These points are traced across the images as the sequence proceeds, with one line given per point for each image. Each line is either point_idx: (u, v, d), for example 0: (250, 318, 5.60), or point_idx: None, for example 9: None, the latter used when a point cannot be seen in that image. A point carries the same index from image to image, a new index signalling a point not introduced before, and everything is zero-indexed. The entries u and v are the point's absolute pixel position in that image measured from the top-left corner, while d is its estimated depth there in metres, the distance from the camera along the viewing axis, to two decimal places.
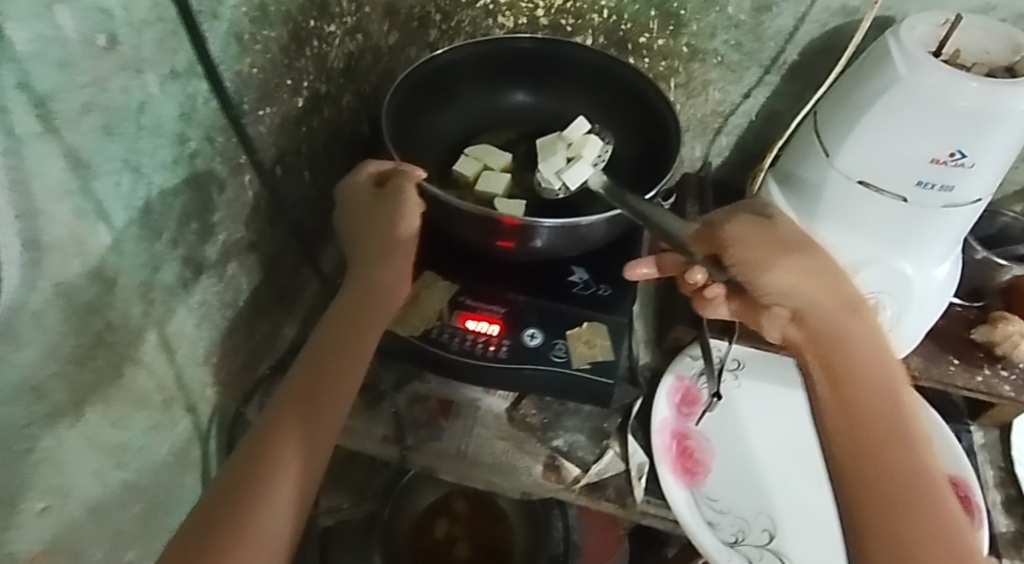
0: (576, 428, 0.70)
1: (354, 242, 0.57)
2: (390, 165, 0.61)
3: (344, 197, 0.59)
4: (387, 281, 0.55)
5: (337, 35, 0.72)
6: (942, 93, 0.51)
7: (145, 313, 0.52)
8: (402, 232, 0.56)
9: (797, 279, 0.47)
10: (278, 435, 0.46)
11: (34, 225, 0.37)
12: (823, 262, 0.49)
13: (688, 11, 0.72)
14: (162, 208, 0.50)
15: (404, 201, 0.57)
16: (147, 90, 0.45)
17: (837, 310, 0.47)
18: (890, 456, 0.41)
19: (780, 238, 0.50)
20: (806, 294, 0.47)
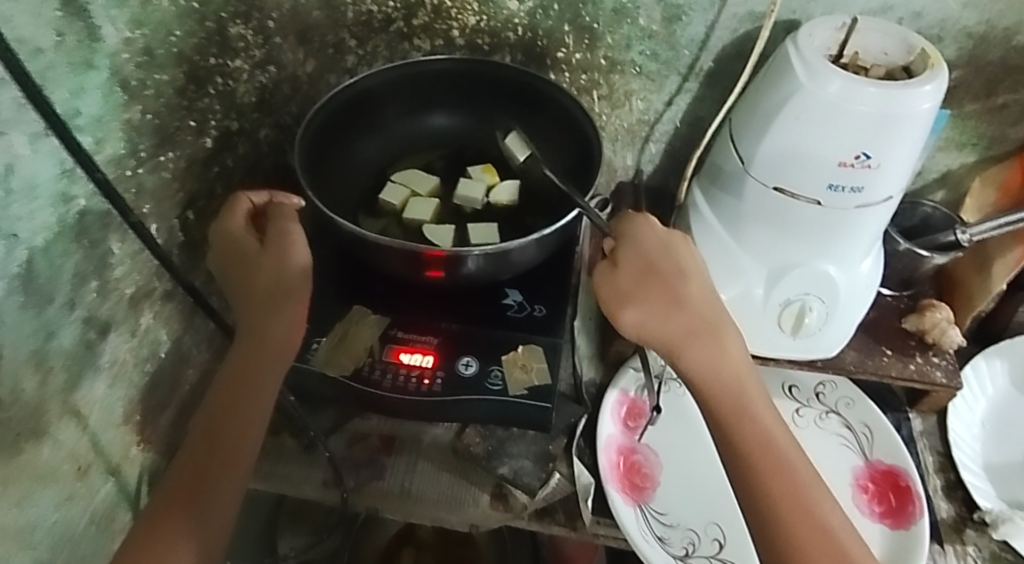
0: (521, 454, 0.67)
1: (236, 289, 0.55)
2: (264, 195, 0.60)
3: (220, 240, 0.57)
4: (278, 327, 0.54)
5: (245, 70, 0.69)
6: (840, 99, 0.53)
7: (41, 383, 0.51)
8: (291, 273, 0.55)
9: (647, 317, 0.52)
10: (180, 490, 0.49)
11: None
12: (674, 288, 0.53)
13: (600, 24, 0.72)
14: (47, 272, 0.49)
15: (289, 249, 0.55)
16: (14, 151, 0.44)
17: (686, 337, 0.51)
18: (756, 468, 0.47)
19: (627, 277, 0.54)
20: (656, 332, 0.52)
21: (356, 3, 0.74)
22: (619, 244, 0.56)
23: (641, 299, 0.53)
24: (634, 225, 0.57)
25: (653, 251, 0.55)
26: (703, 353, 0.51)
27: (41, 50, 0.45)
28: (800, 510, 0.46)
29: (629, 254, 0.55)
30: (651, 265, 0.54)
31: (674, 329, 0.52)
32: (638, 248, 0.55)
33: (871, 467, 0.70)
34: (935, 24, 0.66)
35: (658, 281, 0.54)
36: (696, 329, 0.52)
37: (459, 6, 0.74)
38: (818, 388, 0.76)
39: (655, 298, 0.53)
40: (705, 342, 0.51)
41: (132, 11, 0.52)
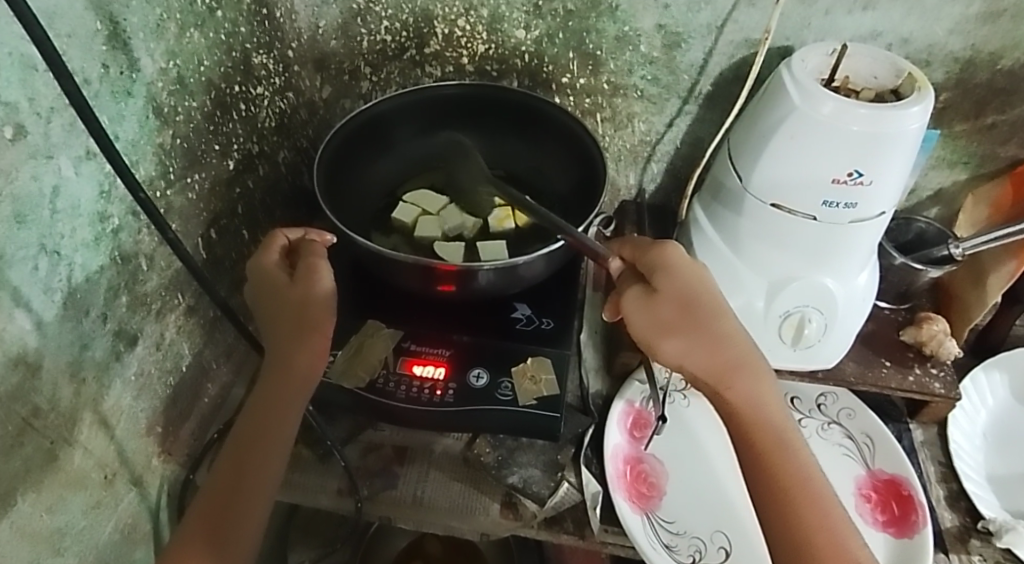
0: (530, 463, 0.68)
1: (264, 320, 0.54)
2: (298, 233, 0.59)
3: (253, 273, 0.56)
4: (300, 361, 0.53)
5: (265, 96, 0.73)
6: (832, 119, 0.56)
7: (75, 393, 0.54)
8: (317, 311, 0.53)
9: (690, 350, 0.50)
10: (210, 518, 0.51)
11: None
12: (716, 322, 0.51)
13: (603, 51, 0.76)
14: (84, 287, 0.53)
15: (314, 287, 0.53)
16: (60, 173, 0.48)
17: (731, 372, 0.50)
18: (795, 505, 0.49)
19: (674, 309, 0.50)
20: (702, 369, 0.50)
21: (370, 32, 0.78)
22: (654, 269, 0.51)
23: (687, 334, 0.50)
24: (667, 250, 0.52)
25: (690, 279, 0.51)
26: (748, 390, 0.50)
27: (88, 79, 0.48)
28: (833, 544, 0.48)
29: (669, 283, 0.50)
30: (693, 297, 0.50)
31: (722, 366, 0.50)
32: (678, 277, 0.51)
33: (873, 476, 0.71)
34: (922, 49, 0.70)
35: (700, 314, 0.50)
36: (739, 365, 0.51)
37: (470, 34, 0.78)
38: (819, 399, 0.78)
39: (701, 335, 0.50)
40: (749, 379, 0.51)
41: (166, 43, 0.56)
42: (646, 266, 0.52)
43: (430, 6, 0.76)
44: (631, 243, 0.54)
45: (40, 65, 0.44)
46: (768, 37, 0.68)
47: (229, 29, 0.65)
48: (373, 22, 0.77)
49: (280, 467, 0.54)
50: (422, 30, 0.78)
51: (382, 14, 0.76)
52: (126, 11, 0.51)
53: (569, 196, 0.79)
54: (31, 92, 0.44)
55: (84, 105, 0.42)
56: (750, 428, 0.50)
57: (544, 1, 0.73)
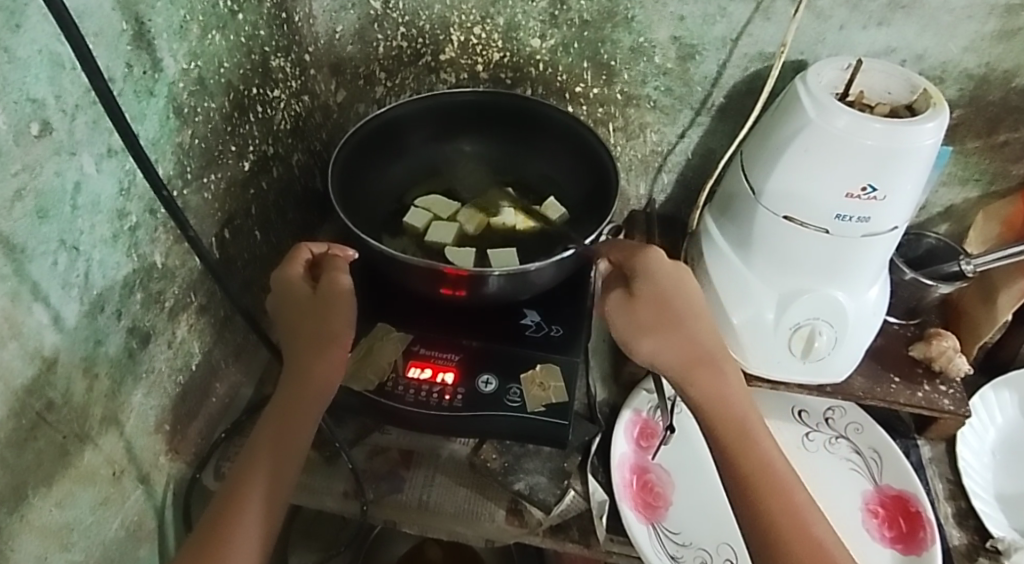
0: (536, 470, 0.69)
1: (287, 330, 0.58)
2: (322, 248, 0.63)
3: (277, 285, 0.59)
4: (320, 368, 0.55)
5: (281, 98, 0.74)
6: (847, 134, 0.57)
7: (88, 388, 0.54)
8: (340, 319, 0.57)
9: (662, 347, 0.53)
10: (224, 518, 0.50)
11: None
12: (687, 321, 0.54)
13: (617, 61, 0.76)
14: (101, 283, 0.53)
15: (335, 296, 0.57)
16: (82, 170, 0.48)
17: (700, 367, 0.53)
18: (758, 496, 0.48)
19: (648, 309, 0.54)
20: (673, 361, 0.53)
21: (387, 38, 0.79)
22: (635, 274, 0.56)
23: (662, 332, 0.53)
24: (649, 255, 0.56)
25: (667, 280, 0.55)
26: (712, 382, 0.52)
27: (113, 78, 0.49)
28: (800, 535, 0.47)
29: (646, 286, 0.55)
30: (665, 298, 0.54)
31: (688, 359, 0.53)
32: (655, 280, 0.54)
33: (881, 492, 0.71)
34: (936, 66, 0.70)
35: (672, 315, 0.54)
36: (707, 360, 0.53)
37: (485, 42, 0.78)
38: (827, 413, 0.78)
39: (671, 332, 0.53)
40: (713, 372, 0.53)
41: (189, 44, 0.57)
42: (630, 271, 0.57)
43: (447, 13, 0.76)
44: (622, 249, 0.59)
45: (68, 63, 0.45)
46: (783, 51, 0.68)
47: (249, 32, 0.66)
48: (390, 28, 0.78)
49: (297, 473, 0.54)
50: (438, 36, 0.79)
51: (399, 20, 0.78)
52: (152, 12, 0.52)
53: (580, 205, 0.80)
54: (58, 89, 0.44)
55: (112, 102, 0.43)
56: (714, 418, 0.51)
57: (561, 11, 0.73)
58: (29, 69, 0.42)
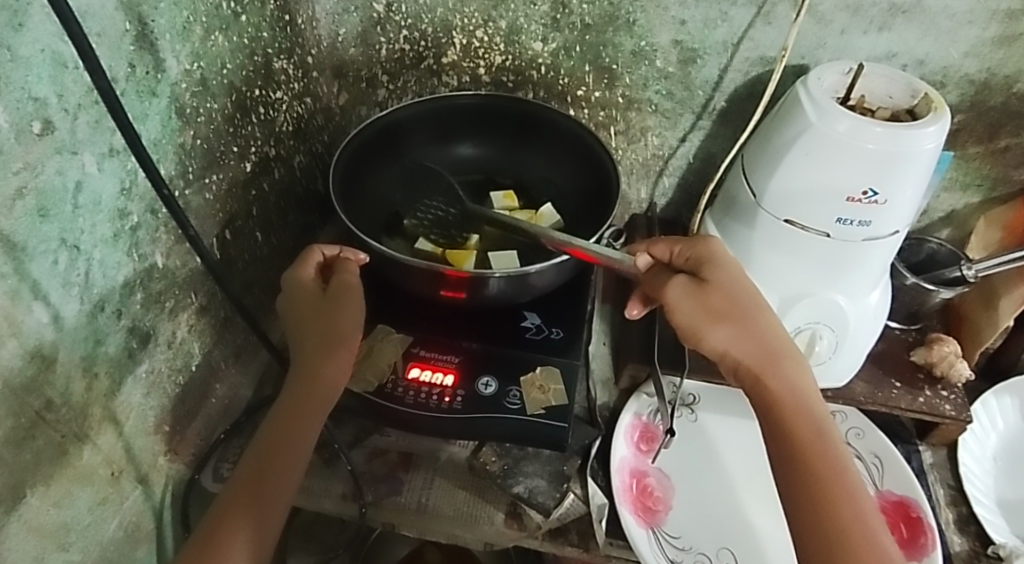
0: (536, 473, 0.68)
1: (294, 331, 0.58)
2: (334, 250, 0.63)
3: (289, 287, 0.60)
4: (329, 371, 0.55)
5: (284, 100, 0.75)
6: (848, 138, 0.57)
7: (88, 387, 0.54)
8: (348, 321, 0.57)
9: (731, 338, 0.54)
10: (231, 514, 0.51)
11: None
12: (757, 314, 0.55)
13: (619, 65, 0.76)
14: (103, 282, 0.53)
15: (347, 300, 0.58)
16: (84, 170, 0.49)
17: (770, 360, 0.54)
18: (824, 487, 0.49)
19: (721, 297, 0.55)
20: (740, 351, 0.54)
21: (389, 41, 0.80)
22: (700, 263, 0.57)
23: (733, 323, 0.54)
24: (714, 247, 0.58)
25: (734, 275, 0.56)
26: (788, 374, 0.53)
27: (115, 78, 0.49)
28: (864, 534, 0.47)
29: (716, 277, 0.56)
30: (734, 288, 0.55)
31: (762, 351, 0.54)
32: (722, 270, 0.56)
33: (882, 498, 0.70)
34: (937, 71, 0.70)
35: (745, 309, 0.55)
36: (779, 352, 0.54)
37: (488, 45, 0.79)
38: (830, 417, 0.76)
39: (742, 325, 0.54)
40: (785, 366, 0.54)
41: (192, 45, 0.57)
42: (692, 260, 0.58)
43: (449, 16, 0.77)
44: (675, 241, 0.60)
45: (70, 63, 0.46)
46: (784, 55, 0.68)
47: (252, 34, 0.66)
48: (392, 31, 0.79)
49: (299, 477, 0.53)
50: (440, 40, 0.79)
51: (401, 23, 0.78)
52: (155, 13, 0.52)
53: (583, 208, 0.80)
54: (60, 88, 0.45)
55: (112, 100, 0.43)
56: (789, 413, 0.51)
57: (563, 14, 0.73)
58: (32, 68, 0.43)
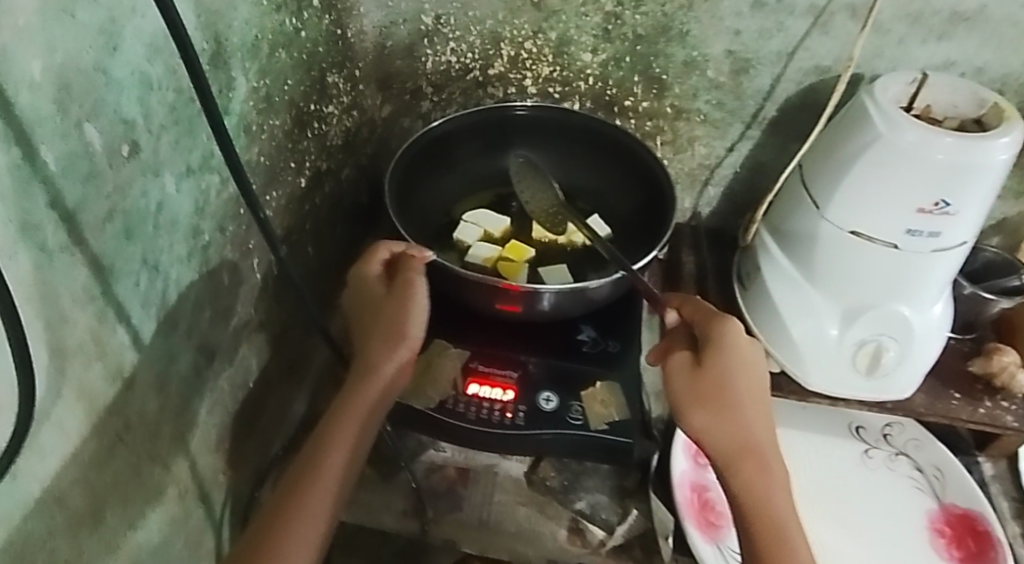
0: (596, 488, 0.69)
1: (361, 331, 0.58)
2: (400, 246, 0.61)
3: (352, 283, 0.60)
4: (384, 365, 0.55)
5: (335, 114, 0.74)
6: (919, 148, 0.57)
7: (160, 407, 0.54)
8: (409, 315, 0.56)
9: (714, 427, 0.50)
10: (284, 511, 0.49)
11: (58, 334, 0.41)
12: (747, 405, 0.51)
13: (669, 75, 0.76)
14: (177, 302, 0.54)
15: (412, 300, 0.57)
16: (165, 190, 0.49)
17: (749, 459, 0.49)
18: None
19: (714, 384, 0.50)
20: (720, 443, 0.50)
21: (436, 53, 0.80)
22: (708, 341, 0.52)
23: (715, 412, 0.50)
24: (728, 322, 0.53)
25: (738, 357, 0.51)
26: (758, 478, 0.49)
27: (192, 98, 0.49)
28: None
29: (715, 356, 0.51)
30: (733, 375, 0.50)
31: (744, 447, 0.50)
32: (725, 353, 0.51)
33: (946, 511, 0.70)
34: (996, 78, 0.69)
35: (733, 399, 0.50)
36: (762, 453, 0.50)
37: (535, 57, 0.78)
38: (885, 429, 0.76)
39: (726, 416, 0.50)
40: (763, 470, 0.49)
41: (258, 62, 0.57)
42: (704, 333, 0.53)
43: (498, 28, 0.76)
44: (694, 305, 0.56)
45: (155, 84, 0.46)
46: (850, 65, 0.67)
47: (309, 49, 0.66)
48: (440, 44, 0.79)
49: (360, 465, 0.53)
50: (488, 51, 0.79)
51: (449, 35, 0.78)
52: (228, 31, 0.52)
53: (633, 218, 0.79)
54: (146, 109, 0.45)
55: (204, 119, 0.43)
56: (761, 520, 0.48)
57: (615, 25, 0.73)
58: (123, 91, 0.43)
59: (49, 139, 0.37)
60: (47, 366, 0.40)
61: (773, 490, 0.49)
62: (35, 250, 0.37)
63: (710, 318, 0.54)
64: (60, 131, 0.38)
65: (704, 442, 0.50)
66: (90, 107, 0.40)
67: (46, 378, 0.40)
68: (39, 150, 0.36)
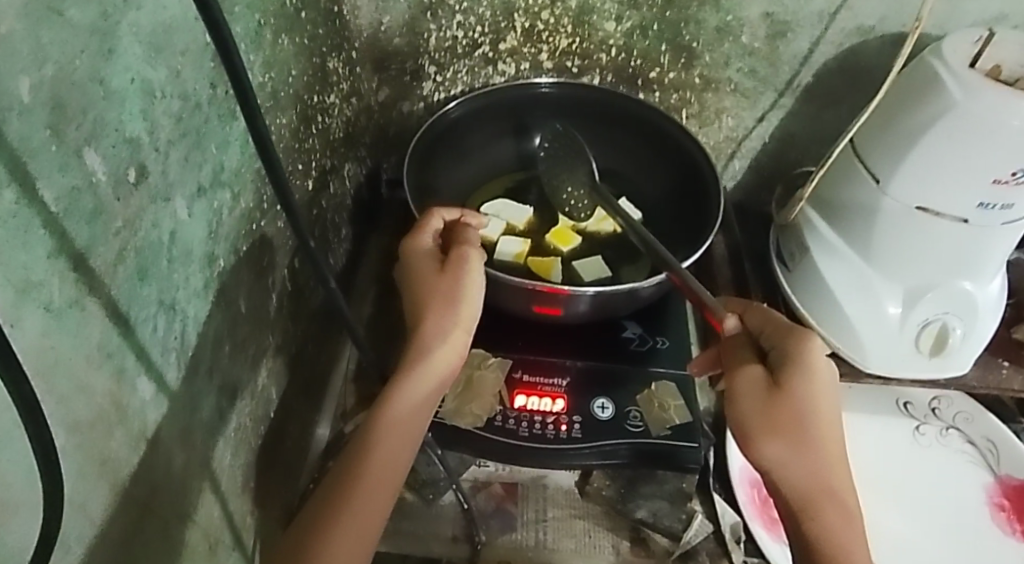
0: (655, 495, 0.62)
1: (407, 308, 0.52)
2: (455, 213, 0.56)
3: (404, 255, 0.54)
4: (439, 352, 0.49)
5: (337, 104, 0.66)
6: (995, 113, 0.53)
7: (186, 461, 0.47)
8: (462, 293, 0.50)
9: (790, 464, 0.43)
10: (343, 494, 0.45)
11: (72, 408, 0.33)
12: (825, 442, 0.44)
13: (700, 43, 0.70)
14: (196, 342, 0.46)
15: (469, 274, 0.51)
16: (176, 217, 0.41)
17: (823, 503, 0.43)
18: None
19: (793, 416, 0.43)
20: (797, 482, 0.43)
21: (440, 28, 0.72)
22: (785, 359, 0.45)
23: (793, 446, 0.43)
24: (808, 340, 0.45)
25: (819, 384, 0.44)
26: (841, 526, 0.43)
27: (199, 103, 0.41)
28: None
29: (797, 382, 0.44)
30: (814, 406, 0.43)
31: (817, 490, 0.43)
32: (805, 381, 0.44)
33: (1003, 484, 0.69)
34: None
35: (811, 433, 0.44)
36: (842, 497, 0.44)
37: (553, 27, 0.71)
38: (933, 403, 0.74)
39: (806, 452, 0.43)
40: (841, 517, 0.43)
41: (263, 53, 0.49)
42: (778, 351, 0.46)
43: None
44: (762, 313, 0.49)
45: (159, 91, 0.37)
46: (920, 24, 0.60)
47: (310, 32, 0.58)
48: (445, 17, 0.71)
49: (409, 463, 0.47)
50: (499, 23, 0.71)
51: (455, 8, 0.70)
52: (231, 18, 0.43)
53: (663, 199, 0.75)
54: (151, 124, 0.37)
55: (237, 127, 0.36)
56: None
57: None
58: (124, 103, 0.34)
59: (47, 174, 0.28)
60: (64, 445, 0.33)
61: (849, 542, 0.42)
62: (42, 313, 0.29)
63: (789, 333, 0.46)
64: (58, 162, 0.29)
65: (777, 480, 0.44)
66: (88, 128, 0.31)
67: (65, 458, 0.33)
68: (39, 189, 0.28)
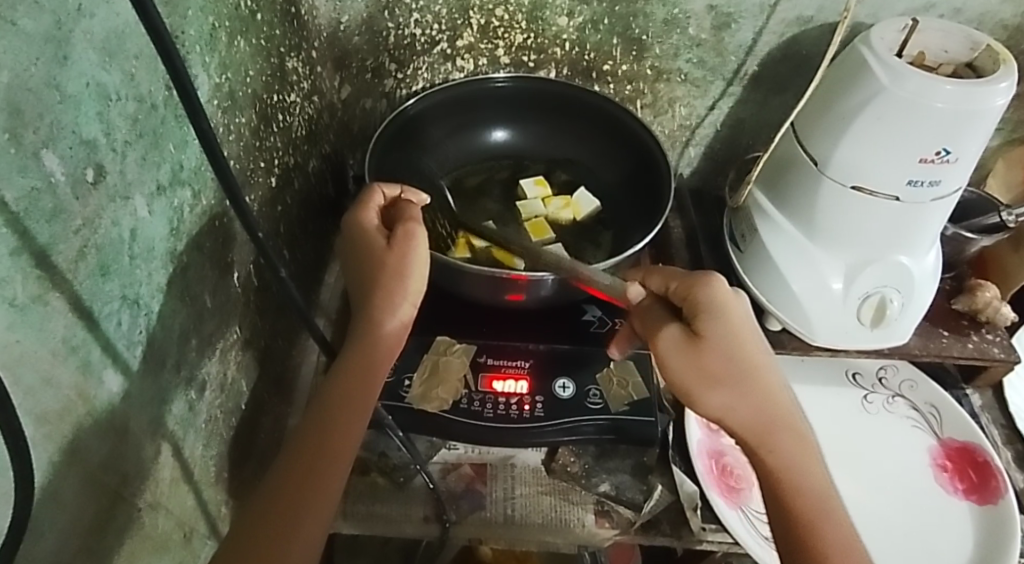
0: (618, 468, 0.67)
1: (358, 282, 0.53)
2: (395, 191, 0.58)
3: (352, 232, 0.55)
4: (389, 326, 0.51)
5: (298, 103, 0.68)
6: (920, 97, 0.56)
7: (157, 450, 0.49)
8: (413, 269, 0.52)
9: (735, 401, 0.48)
10: (316, 464, 0.45)
11: (38, 399, 0.35)
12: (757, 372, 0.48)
13: (649, 35, 0.73)
14: (162, 336, 0.48)
15: (417, 248, 0.52)
16: (137, 215, 0.43)
17: (773, 426, 0.47)
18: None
19: (718, 359, 0.47)
20: (745, 414, 0.48)
21: (398, 26, 0.74)
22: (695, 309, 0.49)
23: (730, 384, 0.48)
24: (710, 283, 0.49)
25: (736, 325, 0.48)
26: (789, 445, 0.47)
27: (155, 105, 0.43)
28: None
29: (713, 327, 0.48)
30: (734, 346, 0.48)
31: (764, 417, 0.47)
32: (724, 323, 0.48)
33: (945, 445, 0.73)
34: (974, 17, 0.70)
35: (743, 372, 0.48)
36: (783, 419, 0.48)
37: (508, 24, 0.74)
38: (880, 372, 0.79)
39: (745, 387, 0.48)
40: (789, 436, 0.47)
41: (220, 56, 0.51)
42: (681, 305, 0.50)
43: None
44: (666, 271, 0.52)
45: (114, 94, 0.39)
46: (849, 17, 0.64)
47: (267, 33, 0.59)
48: (402, 15, 0.73)
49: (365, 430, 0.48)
50: (456, 21, 0.74)
51: (412, 6, 0.72)
52: (184, 23, 0.45)
53: (618, 189, 0.78)
54: (107, 125, 0.38)
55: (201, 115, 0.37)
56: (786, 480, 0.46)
57: None
58: (80, 107, 0.36)
59: (5, 176, 0.30)
60: (33, 434, 0.35)
61: (796, 453, 0.47)
62: (6, 308, 0.31)
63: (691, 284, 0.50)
64: (15, 164, 0.31)
65: (725, 418, 0.48)
66: (46, 131, 0.33)
67: (34, 448, 0.35)
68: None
